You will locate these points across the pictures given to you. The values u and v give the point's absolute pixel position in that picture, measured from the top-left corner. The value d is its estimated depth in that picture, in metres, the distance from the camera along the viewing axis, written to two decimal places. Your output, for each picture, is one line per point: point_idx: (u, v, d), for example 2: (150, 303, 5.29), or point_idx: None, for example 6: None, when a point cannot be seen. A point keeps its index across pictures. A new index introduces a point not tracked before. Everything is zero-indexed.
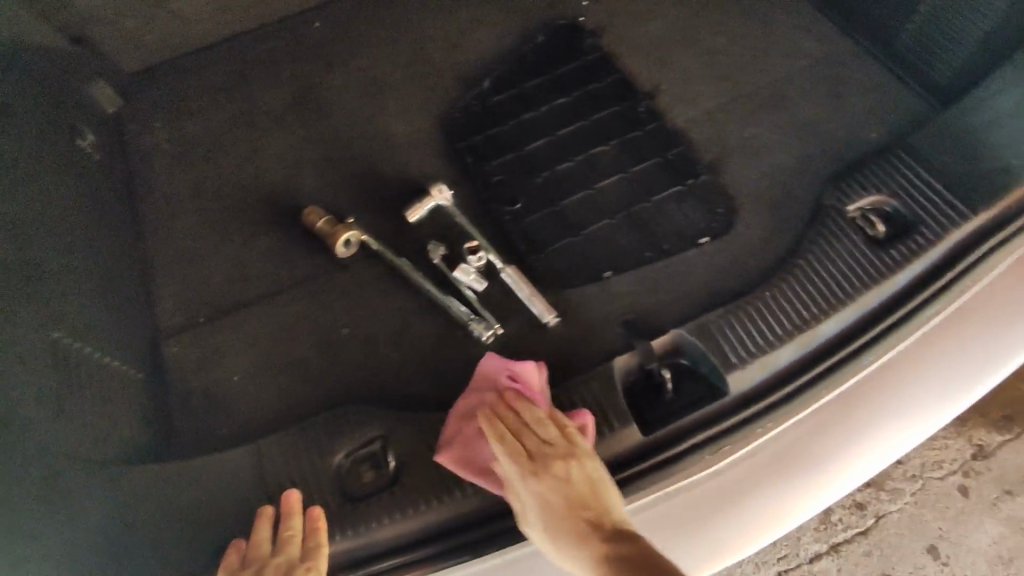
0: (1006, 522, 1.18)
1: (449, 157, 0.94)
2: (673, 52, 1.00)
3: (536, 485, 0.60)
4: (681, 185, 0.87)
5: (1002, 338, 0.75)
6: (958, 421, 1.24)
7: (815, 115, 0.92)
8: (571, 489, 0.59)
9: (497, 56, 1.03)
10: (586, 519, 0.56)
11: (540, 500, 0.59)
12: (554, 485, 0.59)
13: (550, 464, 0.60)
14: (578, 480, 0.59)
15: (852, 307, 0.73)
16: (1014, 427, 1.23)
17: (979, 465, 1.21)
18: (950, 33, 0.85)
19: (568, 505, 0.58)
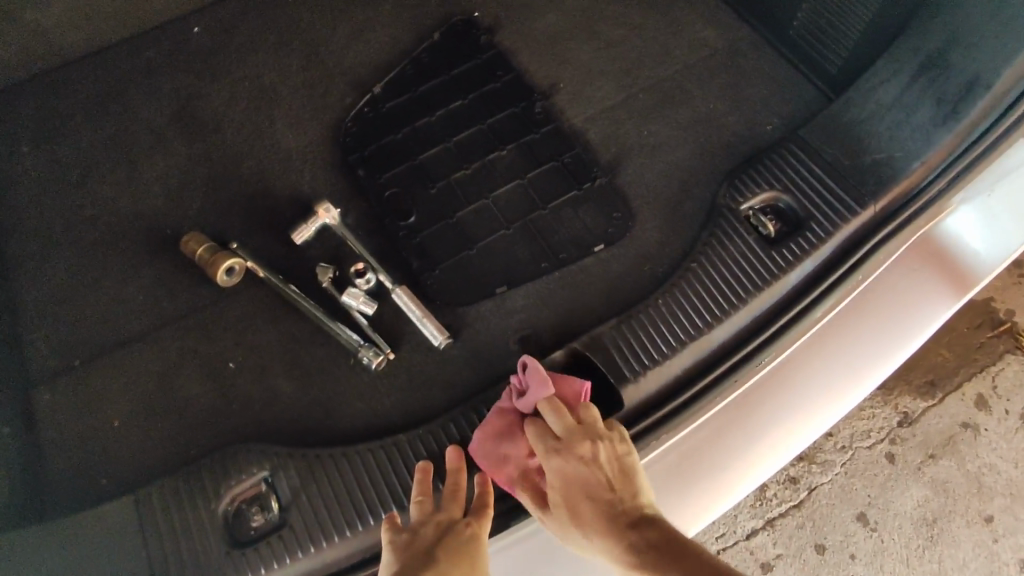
0: (930, 485, 1.21)
1: (340, 170, 0.89)
2: (570, 46, 0.97)
3: (562, 466, 0.57)
4: (578, 190, 0.85)
5: (903, 319, 0.76)
6: (884, 391, 1.27)
7: (713, 108, 0.90)
8: (618, 474, 0.56)
9: (389, 55, 0.98)
10: (612, 505, 0.54)
11: (562, 479, 0.57)
12: (578, 468, 0.57)
13: (594, 441, 0.58)
14: (607, 464, 0.57)
15: (745, 310, 0.73)
16: (937, 393, 1.26)
17: (905, 432, 1.24)
18: (836, 20, 0.84)
19: (598, 489, 0.55)
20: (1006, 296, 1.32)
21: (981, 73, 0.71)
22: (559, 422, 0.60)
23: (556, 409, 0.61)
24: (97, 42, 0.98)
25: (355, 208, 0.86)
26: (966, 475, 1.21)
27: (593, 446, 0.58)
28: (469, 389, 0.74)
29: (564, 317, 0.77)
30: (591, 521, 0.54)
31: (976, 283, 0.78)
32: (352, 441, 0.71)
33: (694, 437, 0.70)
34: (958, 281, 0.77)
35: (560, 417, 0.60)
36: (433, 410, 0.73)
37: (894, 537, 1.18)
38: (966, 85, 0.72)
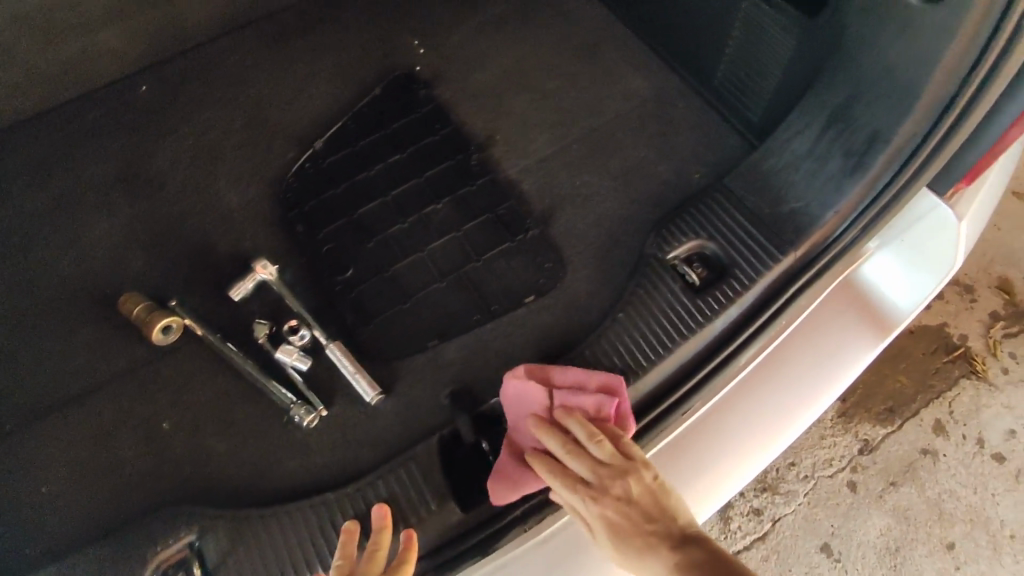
0: (892, 513, 1.19)
1: (279, 226, 0.91)
2: (507, 98, 0.99)
3: (604, 509, 0.59)
4: (511, 242, 0.87)
5: (837, 354, 0.78)
6: (845, 417, 1.26)
7: (645, 158, 0.93)
8: (652, 504, 0.58)
9: (332, 110, 1.00)
10: (654, 538, 0.56)
11: (605, 520, 0.58)
12: (620, 508, 0.58)
13: (616, 486, 0.59)
14: (643, 494, 0.59)
15: (671, 359, 0.74)
16: (896, 419, 1.25)
17: (865, 460, 1.22)
18: (753, 74, 0.87)
19: (642, 525, 0.57)
20: (959, 321, 1.32)
21: (880, 128, 0.71)
22: (574, 491, 0.61)
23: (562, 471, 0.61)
24: (45, 104, 1.00)
25: (293, 264, 0.88)
26: (927, 503, 1.19)
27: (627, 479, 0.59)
28: (399, 444, 0.74)
29: (495, 371, 0.78)
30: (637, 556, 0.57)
31: (909, 313, 0.79)
32: (281, 501, 0.71)
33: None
34: (879, 324, 0.79)
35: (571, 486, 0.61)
36: (363, 468, 0.73)
37: (858, 568, 1.15)
38: (866, 141, 0.72)
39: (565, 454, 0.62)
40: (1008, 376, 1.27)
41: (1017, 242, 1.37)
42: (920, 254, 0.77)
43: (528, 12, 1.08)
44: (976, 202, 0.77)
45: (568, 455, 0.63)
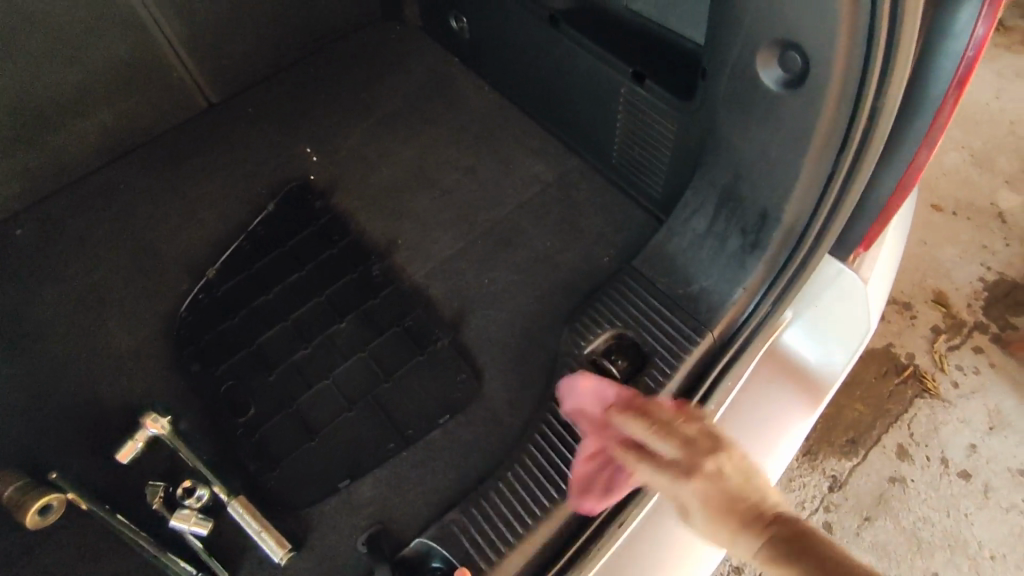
0: (873, 551, 1.10)
1: (173, 369, 0.84)
2: (407, 200, 0.97)
3: (697, 486, 0.48)
4: (420, 356, 0.82)
5: (774, 422, 0.74)
6: (809, 455, 1.19)
7: (551, 246, 0.91)
8: (736, 487, 0.46)
9: (224, 232, 0.95)
10: (750, 507, 0.43)
11: (699, 492, 0.47)
12: (708, 481, 0.47)
13: (711, 456, 0.50)
14: (739, 471, 0.48)
15: None
16: (860, 450, 1.18)
17: (837, 497, 1.14)
18: (645, 154, 0.85)
19: (732, 495, 0.45)
20: (904, 340, 1.29)
21: (769, 207, 0.69)
22: (660, 459, 0.54)
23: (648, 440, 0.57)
24: None
25: (190, 411, 0.80)
26: (905, 534, 1.11)
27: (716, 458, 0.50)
28: None
29: (415, 505, 0.72)
30: (727, 519, 0.44)
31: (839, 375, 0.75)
32: None
33: (622, 555, 0.62)
34: (812, 394, 0.75)
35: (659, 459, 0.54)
36: None
37: None
38: (759, 219, 0.71)
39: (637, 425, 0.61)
40: (959, 390, 1.23)
41: (944, 254, 1.38)
42: (833, 320, 0.75)
43: (421, 106, 1.07)
44: (879, 262, 0.76)
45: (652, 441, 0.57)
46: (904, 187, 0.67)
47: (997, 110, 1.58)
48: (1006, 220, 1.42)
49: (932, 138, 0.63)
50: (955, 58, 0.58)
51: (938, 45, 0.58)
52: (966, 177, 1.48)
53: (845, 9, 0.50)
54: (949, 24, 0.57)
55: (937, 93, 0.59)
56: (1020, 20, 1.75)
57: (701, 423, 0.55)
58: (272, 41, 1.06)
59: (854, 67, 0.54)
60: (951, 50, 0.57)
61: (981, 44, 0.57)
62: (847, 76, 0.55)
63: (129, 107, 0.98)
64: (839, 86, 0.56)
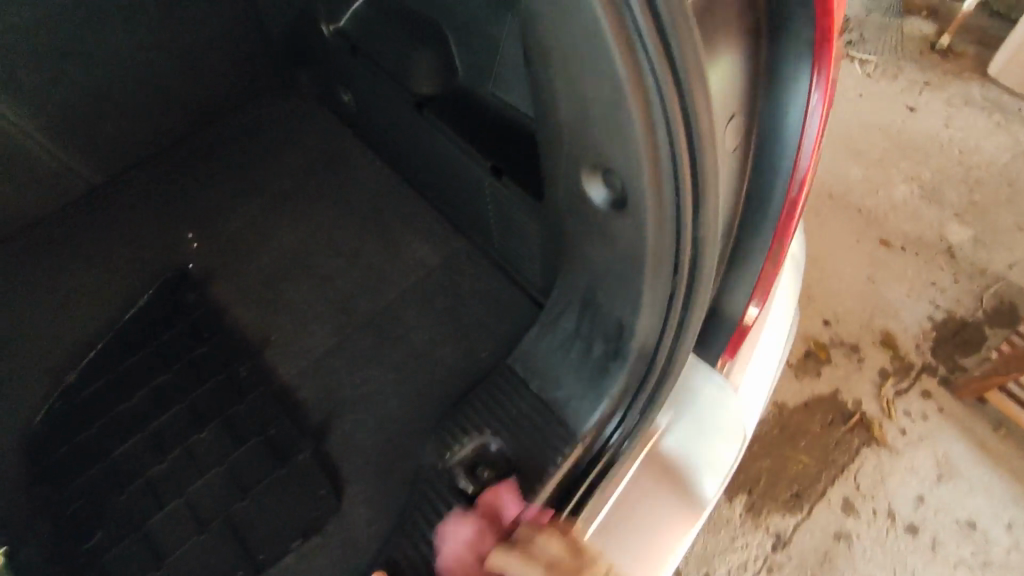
0: None
1: (22, 488, 0.79)
2: (286, 289, 0.92)
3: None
4: (278, 470, 0.77)
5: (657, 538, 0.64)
6: (751, 508, 1.08)
7: (431, 339, 0.86)
8: None
9: (91, 330, 0.90)
10: None
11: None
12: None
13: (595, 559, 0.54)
14: (614, 574, 0.54)
15: None
16: (804, 504, 1.08)
17: (780, 557, 1.04)
18: (518, 248, 0.81)
19: None
20: (850, 385, 1.19)
21: (624, 317, 0.62)
22: (548, 544, 0.54)
23: (532, 535, 0.56)
24: None
25: (33, 536, 0.75)
26: None
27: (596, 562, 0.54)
28: None
29: None
30: None
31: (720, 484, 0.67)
32: None
33: None
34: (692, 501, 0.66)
35: (547, 540, 0.55)
36: None
37: None
38: (617, 328, 0.63)
39: (530, 528, 0.58)
40: (908, 437, 1.14)
41: (892, 292, 1.29)
42: (707, 428, 0.67)
43: (309, 183, 1.02)
44: (753, 356, 0.71)
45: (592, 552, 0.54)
46: (764, 284, 0.62)
47: (946, 140, 1.49)
48: (956, 254, 1.33)
49: (782, 240, 0.59)
50: (790, 161, 0.54)
51: (773, 147, 0.54)
52: (914, 210, 1.39)
53: (645, 157, 0.46)
54: (781, 123, 0.52)
55: (778, 196, 0.56)
56: (968, 46, 1.67)
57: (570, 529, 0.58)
58: (150, 121, 1.01)
59: (668, 209, 0.49)
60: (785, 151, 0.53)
61: (817, 141, 0.53)
62: (660, 196, 0.48)
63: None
64: (656, 206, 0.49)
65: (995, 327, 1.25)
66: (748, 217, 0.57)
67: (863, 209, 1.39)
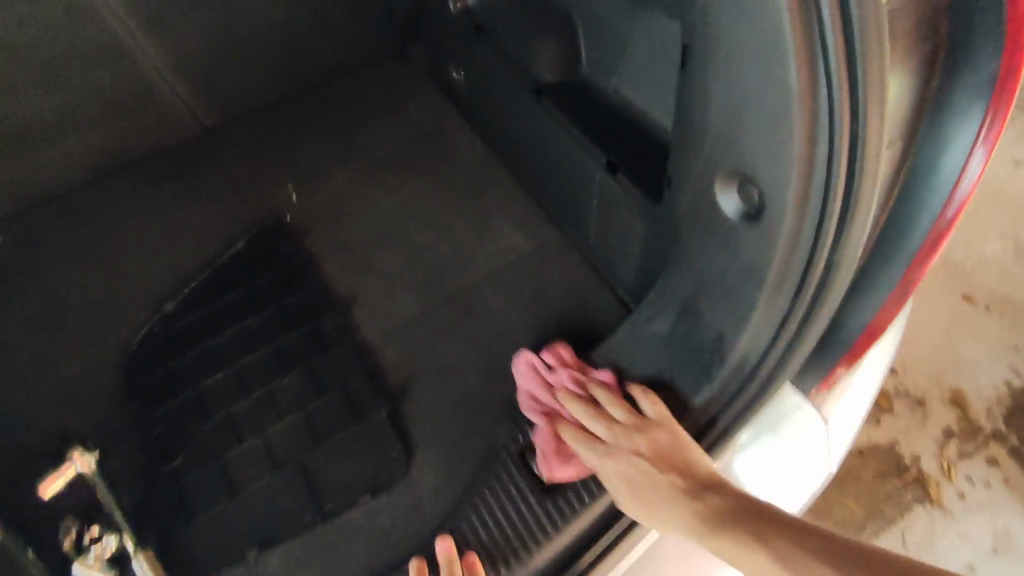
0: None
1: (117, 401, 0.84)
2: (378, 254, 0.95)
3: (627, 465, 0.56)
4: (353, 427, 0.80)
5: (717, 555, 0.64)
6: None
7: (513, 324, 0.87)
8: (675, 462, 0.55)
9: (192, 265, 0.95)
10: (670, 485, 0.53)
11: (628, 466, 0.56)
12: (641, 456, 0.56)
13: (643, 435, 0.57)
14: (663, 447, 0.56)
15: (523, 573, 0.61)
16: None
17: None
18: (614, 248, 0.81)
19: (657, 465, 0.55)
20: (909, 439, 1.15)
21: (725, 331, 0.59)
22: (595, 421, 0.61)
23: (581, 410, 0.62)
24: None
25: (122, 447, 0.80)
26: None
27: (649, 434, 0.57)
28: None
29: None
30: (656, 500, 0.54)
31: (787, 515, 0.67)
32: None
33: None
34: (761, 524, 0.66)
35: (594, 418, 0.61)
36: None
37: None
38: (714, 342, 0.60)
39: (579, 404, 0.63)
40: (966, 503, 1.09)
41: (966, 351, 1.22)
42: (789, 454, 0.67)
43: (409, 154, 1.05)
44: (845, 397, 0.70)
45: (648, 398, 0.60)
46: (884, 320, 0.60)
47: None
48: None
49: (915, 276, 0.56)
50: (939, 198, 0.52)
51: (922, 179, 0.53)
52: (1010, 268, 1.31)
53: (796, 180, 0.45)
54: (936, 159, 0.51)
55: (918, 232, 0.54)
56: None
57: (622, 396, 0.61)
58: (272, 74, 1.04)
59: (806, 234, 0.48)
60: (938, 186, 0.52)
61: (974, 182, 0.51)
62: (804, 215, 0.47)
63: (120, 127, 0.97)
64: (796, 226, 0.48)
65: None
66: (881, 249, 0.56)
67: (948, 261, 1.32)
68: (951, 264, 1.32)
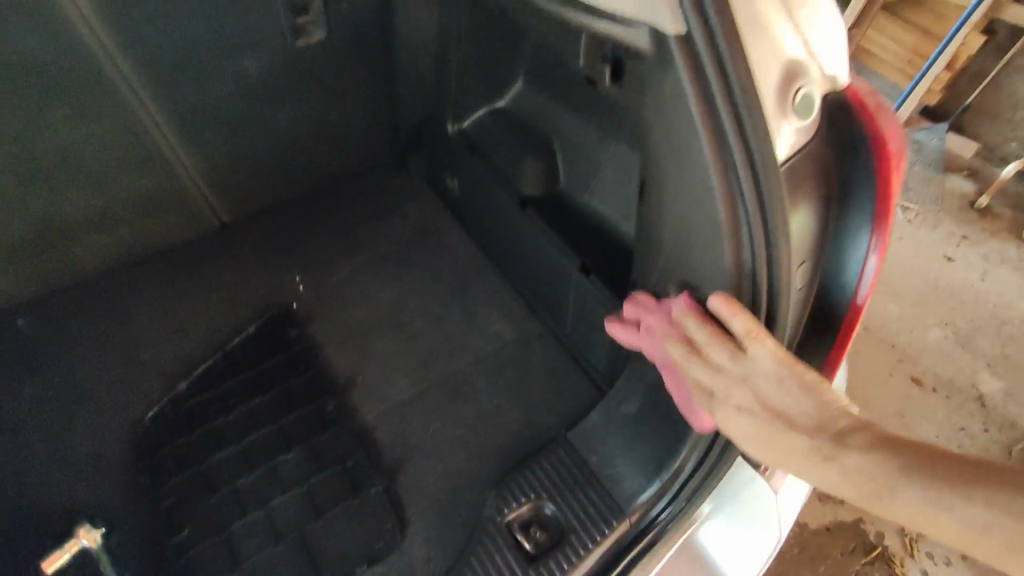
0: None
1: (125, 478, 0.89)
2: (376, 339, 1.05)
3: (736, 416, 0.55)
4: (351, 501, 0.86)
5: None
6: None
7: (498, 405, 0.97)
8: (795, 409, 0.51)
9: (203, 347, 1.03)
10: (795, 436, 0.50)
11: (741, 415, 0.54)
12: (746, 408, 0.54)
13: (749, 378, 0.53)
14: (776, 392, 0.52)
15: None
16: None
17: None
18: (587, 333, 0.93)
19: (773, 412, 0.52)
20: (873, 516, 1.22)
21: None
22: (703, 372, 0.58)
23: (688, 359, 0.59)
24: None
25: (128, 522, 0.85)
26: None
27: (751, 377, 0.53)
28: None
29: None
30: (782, 450, 0.52)
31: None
32: None
33: None
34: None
35: (700, 366, 0.58)
36: None
37: None
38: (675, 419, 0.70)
39: (682, 353, 0.60)
40: None
41: (922, 430, 1.34)
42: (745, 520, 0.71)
43: (406, 250, 1.17)
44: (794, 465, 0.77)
45: (746, 335, 0.53)
46: None
47: (981, 293, 1.58)
48: (986, 404, 1.39)
49: (832, 366, 0.68)
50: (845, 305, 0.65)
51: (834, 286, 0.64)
52: (947, 354, 1.46)
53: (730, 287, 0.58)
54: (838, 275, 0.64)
55: (831, 329, 0.66)
56: (1006, 209, 1.77)
57: (725, 337, 0.56)
58: (285, 178, 1.17)
59: None
60: (843, 296, 0.64)
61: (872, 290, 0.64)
62: None
63: (143, 222, 1.06)
64: None
65: None
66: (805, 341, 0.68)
67: (896, 344, 1.47)
68: (907, 347, 1.46)
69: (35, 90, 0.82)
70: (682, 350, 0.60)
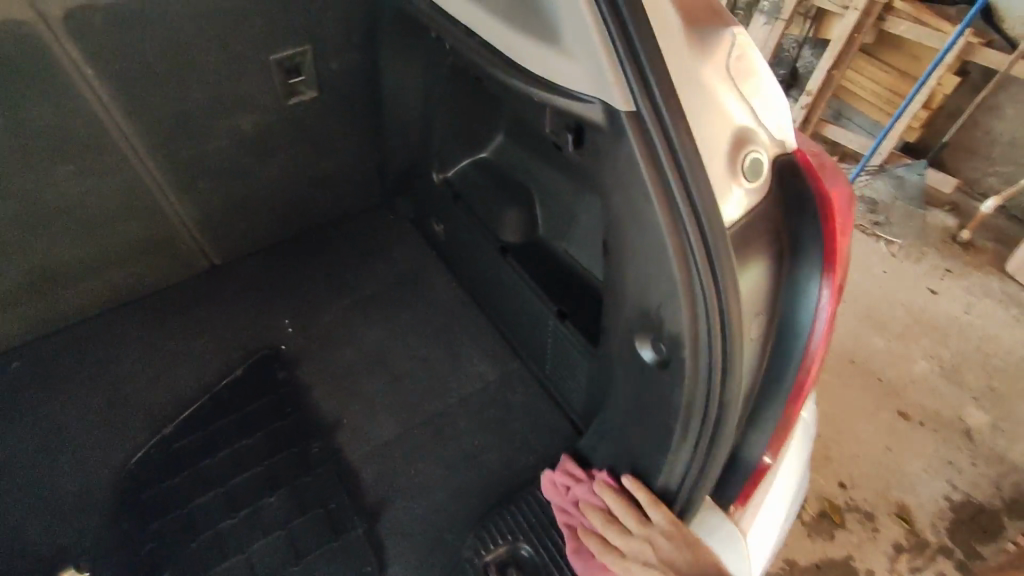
0: None
1: (109, 520, 0.91)
2: (362, 380, 1.07)
3: (648, 566, 0.69)
4: (333, 544, 0.88)
5: None
6: None
7: (479, 446, 0.99)
8: (686, 565, 0.68)
9: (193, 389, 1.05)
10: None
11: (649, 574, 0.69)
12: (653, 568, 0.69)
13: (660, 549, 0.69)
14: (669, 552, 0.69)
15: None
16: None
17: None
18: (564, 373, 0.95)
19: (675, 572, 0.68)
20: (864, 553, 1.23)
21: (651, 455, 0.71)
22: (624, 523, 0.74)
23: (607, 514, 0.76)
24: None
25: (112, 565, 0.87)
26: None
27: (661, 548, 0.69)
28: None
29: None
30: None
31: None
32: None
33: None
34: None
35: (622, 529, 0.74)
36: None
37: None
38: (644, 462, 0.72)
39: (614, 502, 0.76)
40: None
41: (910, 466, 1.34)
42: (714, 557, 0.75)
43: (394, 291, 1.21)
44: (771, 492, 0.79)
45: (649, 505, 0.72)
46: (777, 444, 0.73)
47: (965, 327, 1.60)
48: (973, 438, 1.40)
49: (793, 409, 0.70)
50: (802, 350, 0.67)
51: (789, 333, 0.66)
52: (932, 388, 1.48)
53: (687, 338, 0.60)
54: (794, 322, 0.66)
55: (789, 376, 0.68)
56: (988, 243, 1.81)
57: (655, 545, 0.70)
58: (276, 222, 1.21)
59: (702, 376, 0.62)
60: (798, 342, 0.67)
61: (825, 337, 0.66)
62: (695, 364, 0.61)
63: (138, 267, 1.11)
64: (691, 371, 0.62)
65: (1014, 517, 1.29)
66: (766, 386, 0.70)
67: (883, 377, 1.49)
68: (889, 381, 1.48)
69: (40, 150, 0.87)
70: (618, 503, 0.75)
